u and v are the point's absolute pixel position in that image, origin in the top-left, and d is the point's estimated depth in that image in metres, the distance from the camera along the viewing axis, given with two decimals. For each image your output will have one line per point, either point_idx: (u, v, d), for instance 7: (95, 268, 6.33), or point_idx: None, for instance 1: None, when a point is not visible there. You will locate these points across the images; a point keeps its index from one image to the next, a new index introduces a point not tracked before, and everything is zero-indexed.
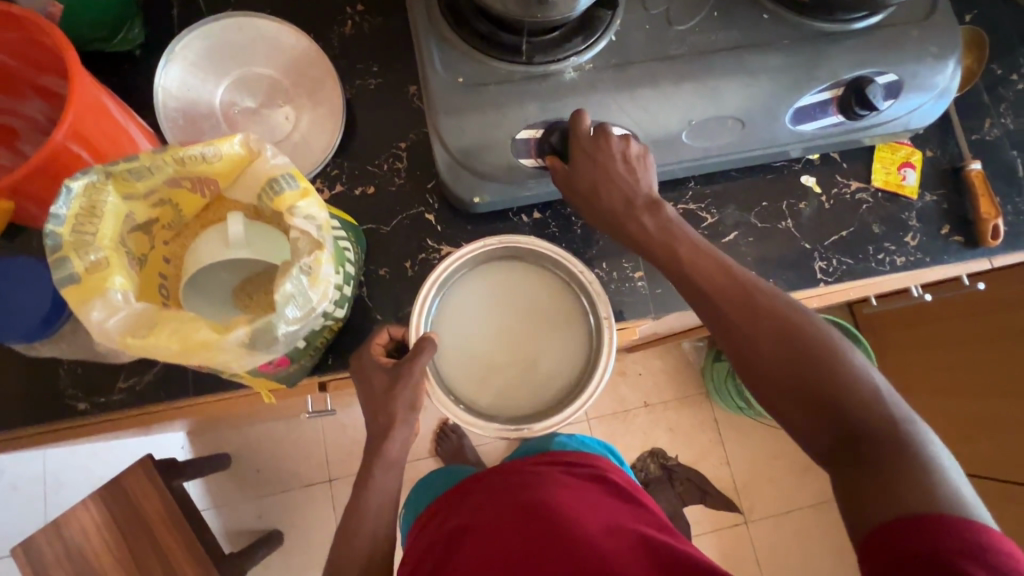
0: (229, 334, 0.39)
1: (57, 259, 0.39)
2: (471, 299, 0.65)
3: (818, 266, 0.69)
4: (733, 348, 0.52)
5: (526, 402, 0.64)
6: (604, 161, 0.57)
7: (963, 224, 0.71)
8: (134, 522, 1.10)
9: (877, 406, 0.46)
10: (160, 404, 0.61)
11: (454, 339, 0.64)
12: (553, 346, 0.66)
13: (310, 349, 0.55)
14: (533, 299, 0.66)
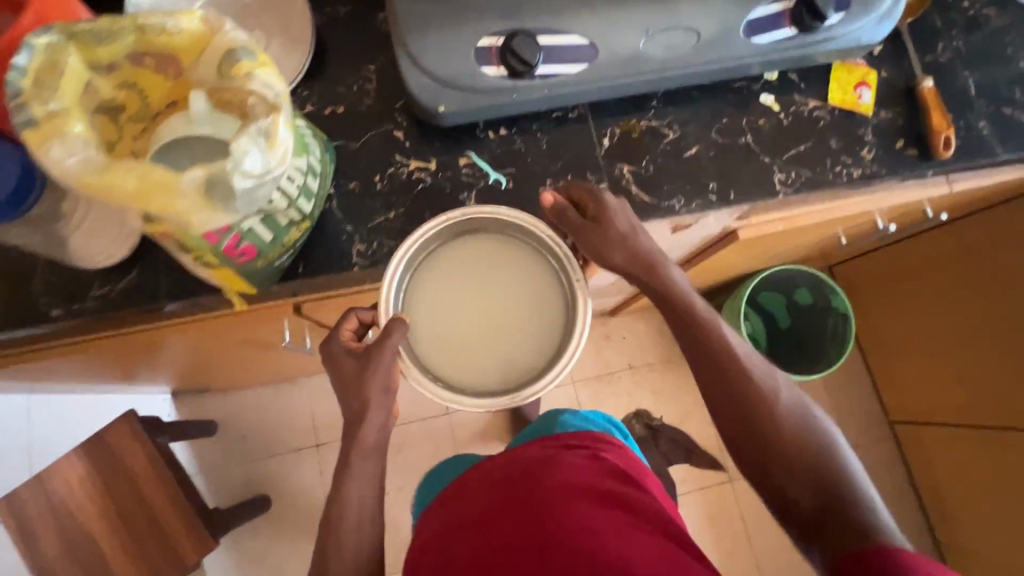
0: (183, 174, 0.39)
1: (17, 102, 0.41)
2: (440, 277, 0.66)
3: (778, 178, 0.71)
4: (737, 412, 0.61)
5: (505, 377, 0.65)
6: (612, 222, 0.62)
7: (918, 138, 0.73)
8: (120, 476, 1.11)
9: (844, 480, 0.58)
10: (134, 312, 0.63)
11: (430, 322, 0.66)
12: (526, 317, 0.66)
13: (278, 247, 0.56)
14: (504, 271, 0.67)
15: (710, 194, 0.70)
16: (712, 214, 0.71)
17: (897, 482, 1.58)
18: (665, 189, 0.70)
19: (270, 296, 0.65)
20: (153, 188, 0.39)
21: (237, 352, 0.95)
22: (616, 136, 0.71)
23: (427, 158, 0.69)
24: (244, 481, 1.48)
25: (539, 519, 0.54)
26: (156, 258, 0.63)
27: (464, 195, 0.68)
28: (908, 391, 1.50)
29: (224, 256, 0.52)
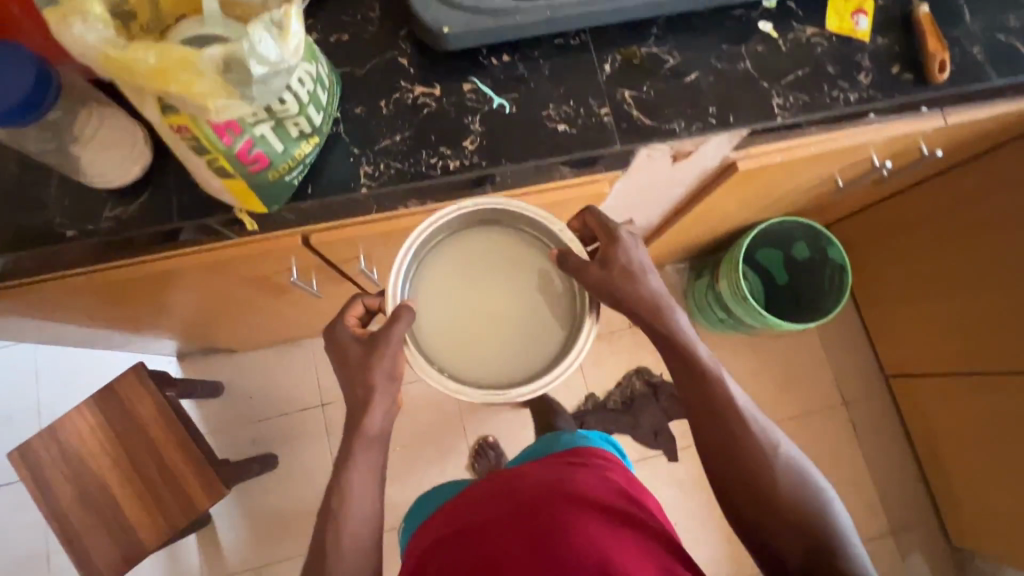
0: (201, 50, 0.40)
1: None
2: (453, 270, 0.72)
3: (776, 102, 0.73)
4: (729, 456, 0.66)
5: (505, 375, 0.69)
6: (629, 266, 0.66)
7: (913, 63, 0.75)
8: (130, 425, 1.13)
9: (834, 536, 0.62)
10: (145, 233, 0.64)
11: (439, 314, 0.71)
12: (532, 317, 0.72)
13: (287, 160, 0.57)
14: (517, 271, 0.73)
15: (710, 117, 0.71)
16: (711, 139, 0.73)
17: (892, 435, 1.61)
18: (666, 112, 0.71)
19: (278, 215, 0.67)
20: (173, 64, 0.40)
21: (245, 297, 0.97)
22: (617, 63, 0.72)
23: (431, 84, 0.70)
24: (250, 440, 1.50)
25: (544, 522, 0.60)
26: (166, 181, 0.64)
27: (468, 119, 0.69)
28: (903, 345, 1.53)
29: (235, 160, 0.52)
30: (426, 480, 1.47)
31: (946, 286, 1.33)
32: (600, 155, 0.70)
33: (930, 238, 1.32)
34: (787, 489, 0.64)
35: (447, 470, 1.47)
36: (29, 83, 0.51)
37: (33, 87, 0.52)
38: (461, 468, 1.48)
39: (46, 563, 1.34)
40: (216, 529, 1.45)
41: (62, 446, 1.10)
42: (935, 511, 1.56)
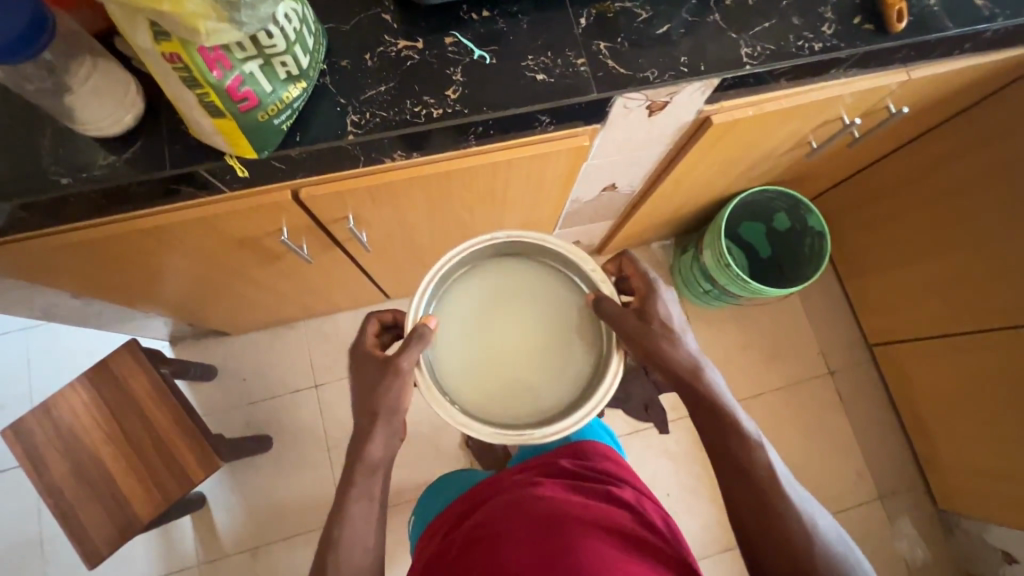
0: None
1: None
2: (478, 303, 0.83)
3: (744, 52, 0.76)
4: (762, 522, 0.64)
5: (529, 407, 0.78)
6: (665, 321, 0.73)
7: (874, 14, 0.79)
8: (124, 401, 1.14)
9: None
10: (139, 180, 0.66)
11: (464, 344, 0.81)
12: (546, 364, 0.81)
13: (275, 101, 0.59)
14: (538, 304, 0.83)
15: (682, 67, 0.75)
16: (683, 87, 0.76)
17: (877, 403, 1.65)
18: (639, 62, 0.74)
19: (268, 163, 0.69)
20: None
21: (236, 265, 0.99)
22: (592, 17, 0.75)
23: (414, 38, 0.72)
24: (245, 422, 1.51)
25: (550, 534, 0.63)
26: (159, 131, 0.67)
27: (450, 70, 0.72)
28: (884, 313, 1.57)
29: (224, 96, 0.54)
30: (421, 456, 1.48)
31: (924, 251, 1.38)
32: (579, 104, 0.73)
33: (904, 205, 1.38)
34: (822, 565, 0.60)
35: (442, 447, 1.49)
36: (23, 23, 0.52)
37: (29, 26, 0.53)
38: (456, 444, 1.49)
39: (41, 549, 1.33)
40: (212, 511, 1.45)
41: (57, 423, 1.11)
42: (921, 476, 1.60)
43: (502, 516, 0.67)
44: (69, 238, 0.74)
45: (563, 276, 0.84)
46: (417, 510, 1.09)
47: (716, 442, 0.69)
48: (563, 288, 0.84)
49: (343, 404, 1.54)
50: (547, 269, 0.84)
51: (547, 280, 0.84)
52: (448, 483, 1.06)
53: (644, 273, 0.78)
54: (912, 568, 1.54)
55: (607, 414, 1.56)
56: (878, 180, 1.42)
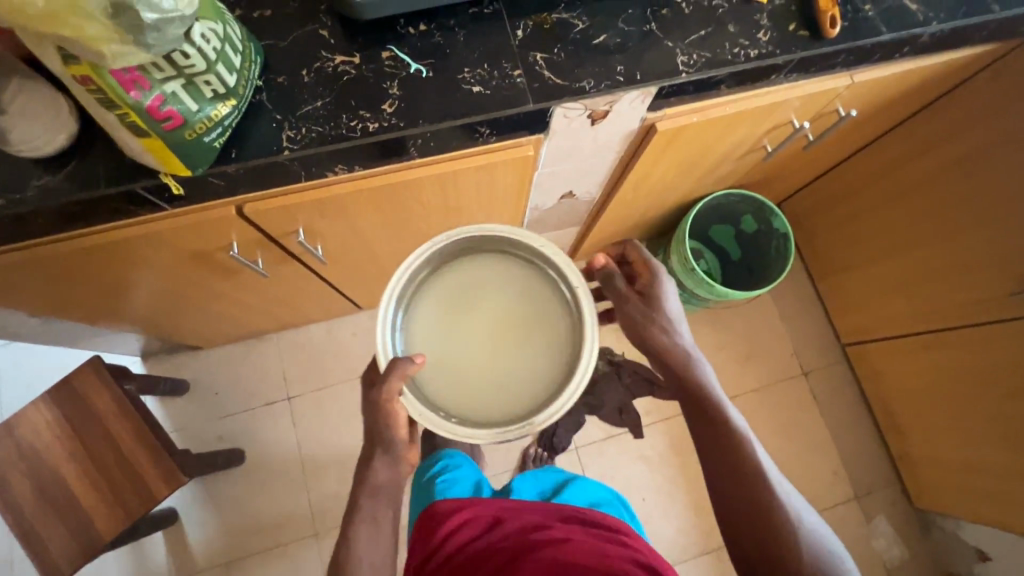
0: None
1: None
2: (444, 311, 0.81)
3: (680, 60, 0.77)
4: (716, 438, 0.71)
5: (526, 384, 0.78)
6: (664, 312, 0.81)
7: (808, 21, 0.80)
8: (87, 418, 1.13)
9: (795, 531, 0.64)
10: (76, 200, 0.66)
11: (442, 360, 0.80)
12: (530, 344, 0.80)
13: (203, 118, 0.59)
14: (500, 289, 0.82)
15: (618, 76, 0.75)
16: (620, 96, 0.77)
17: (852, 402, 1.65)
18: (576, 72, 0.75)
19: (207, 181, 0.69)
20: (64, 14, 0.42)
21: (194, 280, 0.99)
22: (529, 28, 0.76)
23: (351, 53, 0.73)
24: (218, 437, 1.50)
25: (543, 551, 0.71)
26: (97, 150, 0.67)
27: (387, 84, 0.72)
28: (855, 313, 1.58)
29: (147, 116, 0.55)
30: None
31: (893, 250, 1.38)
32: (514, 114, 0.74)
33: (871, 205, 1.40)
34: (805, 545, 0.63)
35: None
36: None
37: None
38: None
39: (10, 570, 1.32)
40: (186, 526, 1.45)
41: (19, 441, 1.10)
42: (897, 474, 1.60)
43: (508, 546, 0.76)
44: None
45: (514, 254, 0.83)
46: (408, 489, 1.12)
47: (698, 420, 0.73)
48: (517, 265, 0.83)
49: (316, 415, 1.54)
50: (497, 252, 0.83)
51: (499, 264, 0.83)
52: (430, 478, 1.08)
53: (647, 259, 0.86)
54: (889, 567, 1.54)
55: (582, 419, 1.56)
56: (848, 181, 1.44)
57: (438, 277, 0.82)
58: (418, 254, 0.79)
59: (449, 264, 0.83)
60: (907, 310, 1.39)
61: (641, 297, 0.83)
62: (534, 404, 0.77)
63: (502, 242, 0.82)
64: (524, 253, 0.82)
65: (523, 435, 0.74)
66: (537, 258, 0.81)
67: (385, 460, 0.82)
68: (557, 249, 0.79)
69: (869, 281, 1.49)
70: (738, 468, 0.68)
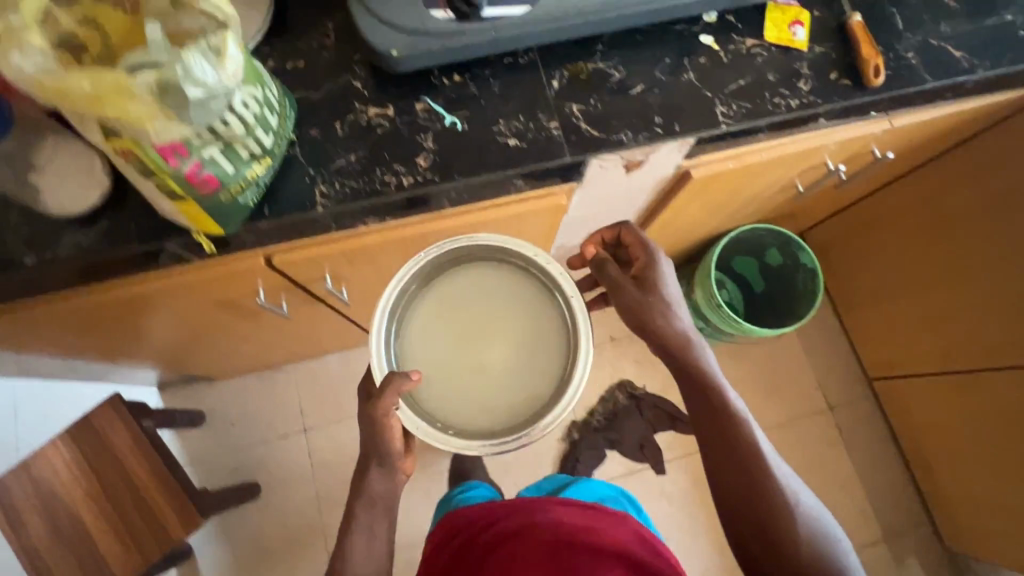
0: (134, 76, 0.41)
1: None
2: (436, 322, 0.78)
3: (720, 110, 0.75)
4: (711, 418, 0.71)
5: (524, 390, 0.75)
6: (666, 298, 0.73)
7: (850, 69, 0.78)
8: (105, 458, 1.12)
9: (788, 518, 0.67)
10: (106, 257, 0.65)
11: (436, 373, 0.76)
12: (526, 350, 0.77)
13: (239, 179, 0.58)
14: (492, 298, 0.79)
15: (656, 127, 0.74)
16: (657, 147, 0.75)
17: (879, 438, 1.60)
18: (613, 124, 0.73)
19: (237, 238, 0.68)
20: (108, 92, 0.41)
21: (217, 321, 0.98)
22: (564, 79, 0.75)
23: (385, 105, 0.72)
24: (233, 469, 1.48)
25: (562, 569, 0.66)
26: (127, 205, 0.66)
27: (421, 137, 0.71)
28: (883, 347, 1.54)
29: (184, 182, 0.54)
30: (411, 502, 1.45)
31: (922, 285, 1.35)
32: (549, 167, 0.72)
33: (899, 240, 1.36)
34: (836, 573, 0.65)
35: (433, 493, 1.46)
36: None
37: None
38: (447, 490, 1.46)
39: None
40: None
41: None
42: (927, 514, 1.55)
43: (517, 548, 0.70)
44: (15, 318, 0.71)
45: (504, 262, 0.79)
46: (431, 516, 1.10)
47: (695, 404, 0.73)
48: (508, 272, 0.79)
49: (332, 448, 1.52)
50: (487, 260, 0.80)
51: (489, 273, 0.80)
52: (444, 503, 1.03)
53: (645, 241, 0.77)
54: None
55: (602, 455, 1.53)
56: (872, 212, 1.40)
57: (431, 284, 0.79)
58: (411, 265, 0.75)
59: (439, 273, 0.79)
60: (936, 348, 1.36)
61: (638, 283, 0.75)
62: (531, 414, 0.73)
63: (492, 251, 0.79)
64: (515, 261, 0.79)
65: (521, 446, 0.70)
66: (529, 265, 0.78)
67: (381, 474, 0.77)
68: (547, 256, 0.76)
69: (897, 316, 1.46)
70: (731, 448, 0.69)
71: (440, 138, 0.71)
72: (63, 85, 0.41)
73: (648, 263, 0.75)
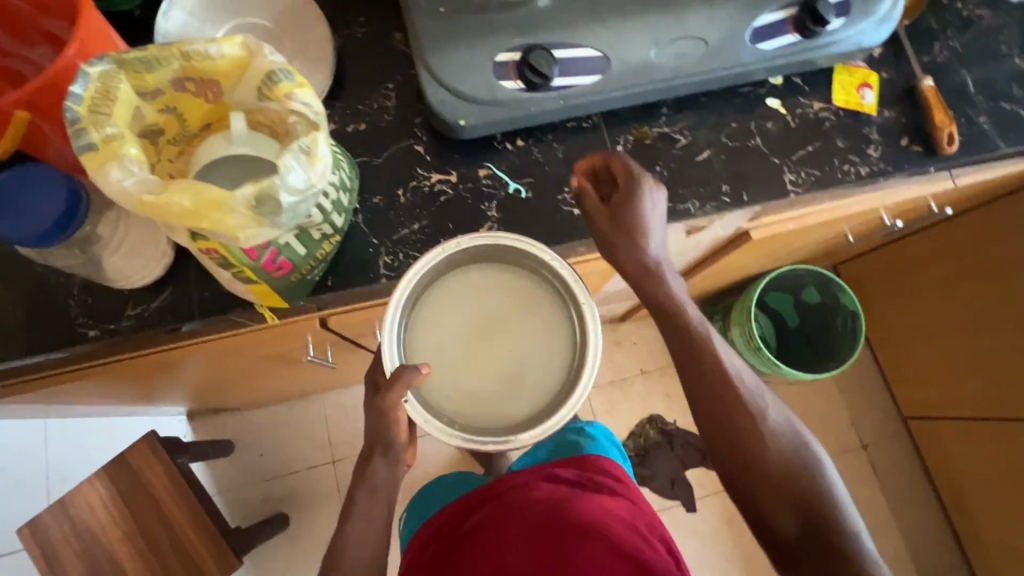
0: (237, 191, 0.40)
1: (76, 128, 0.40)
2: (438, 321, 0.66)
3: (788, 177, 0.74)
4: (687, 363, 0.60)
5: (529, 397, 0.65)
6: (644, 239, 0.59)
7: (920, 135, 0.76)
8: (142, 499, 1.11)
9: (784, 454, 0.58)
10: (167, 329, 0.64)
11: (437, 371, 0.65)
12: (537, 353, 0.66)
13: (311, 259, 0.57)
14: (499, 301, 0.67)
15: (723, 196, 0.72)
16: (724, 216, 0.74)
17: (914, 478, 1.57)
18: (680, 192, 0.72)
19: (300, 309, 0.67)
20: (207, 207, 0.40)
21: (260, 368, 0.96)
22: (629, 143, 0.74)
23: (447, 170, 0.71)
24: (261, 500, 1.47)
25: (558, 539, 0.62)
26: (190, 275, 0.64)
27: (485, 205, 0.70)
28: (918, 388, 1.51)
29: (260, 269, 0.53)
30: None
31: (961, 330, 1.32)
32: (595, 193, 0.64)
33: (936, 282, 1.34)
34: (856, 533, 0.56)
35: None
36: (57, 211, 0.51)
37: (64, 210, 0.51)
38: None
39: None
40: None
41: (73, 520, 1.08)
42: (963, 557, 1.52)
43: (506, 522, 0.65)
44: (69, 385, 0.70)
45: (514, 263, 0.68)
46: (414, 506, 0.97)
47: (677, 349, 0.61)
48: (518, 274, 0.68)
49: None
50: (498, 261, 0.68)
51: (499, 273, 0.68)
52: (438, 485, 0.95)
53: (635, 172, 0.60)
54: None
55: None
56: (910, 257, 1.36)
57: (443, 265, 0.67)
58: (415, 264, 0.63)
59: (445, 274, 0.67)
60: (975, 394, 1.34)
61: (612, 228, 0.59)
62: (529, 421, 0.63)
63: (501, 252, 0.67)
64: (526, 263, 0.67)
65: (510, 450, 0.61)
66: (542, 268, 0.67)
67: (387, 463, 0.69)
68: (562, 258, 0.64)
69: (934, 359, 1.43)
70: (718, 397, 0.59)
71: (505, 207, 0.70)
72: (165, 201, 0.40)
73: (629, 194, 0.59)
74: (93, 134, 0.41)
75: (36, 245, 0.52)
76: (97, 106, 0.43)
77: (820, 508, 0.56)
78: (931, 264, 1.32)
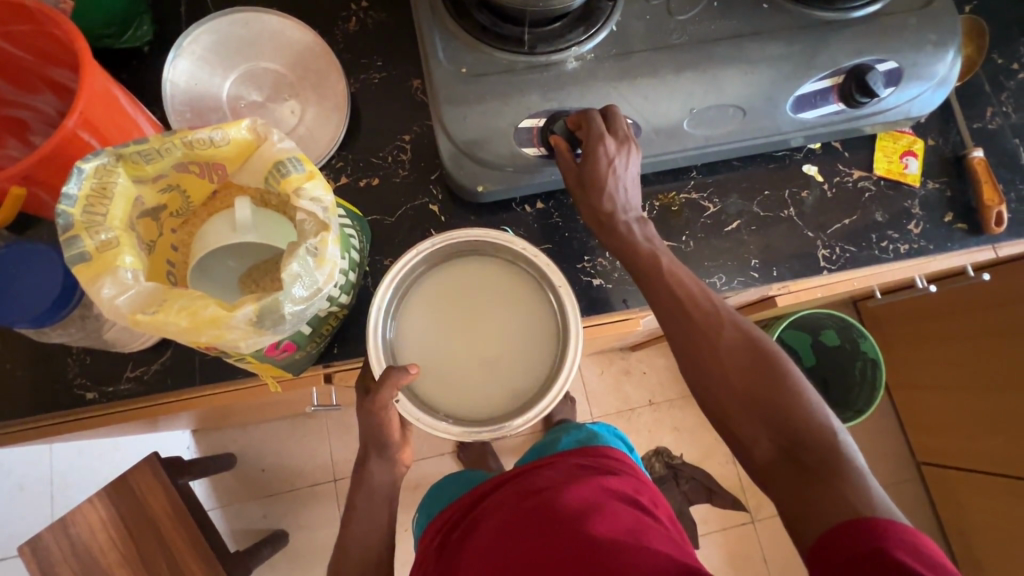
0: (237, 311, 0.41)
1: (68, 238, 0.42)
2: (421, 318, 0.64)
3: (821, 254, 0.70)
4: (653, 272, 0.58)
5: (517, 383, 0.62)
6: (607, 179, 0.58)
7: (966, 211, 0.71)
8: (141, 527, 0.92)
9: (747, 353, 0.54)
10: (167, 392, 0.62)
11: (425, 368, 0.63)
12: (521, 336, 0.64)
13: (316, 336, 0.55)
14: (478, 293, 0.65)
15: (752, 271, 0.69)
16: (751, 290, 0.70)
17: None
18: (706, 265, 0.69)
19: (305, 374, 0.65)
20: (204, 324, 0.41)
21: (262, 408, 0.93)
22: (654, 210, 0.70)
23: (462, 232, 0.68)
24: (259, 516, 1.44)
25: None
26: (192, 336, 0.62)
27: None
28: (926, 435, 1.44)
29: (264, 355, 0.51)
30: None
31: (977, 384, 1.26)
32: (605, 244, 0.61)
33: (952, 336, 1.28)
34: (837, 440, 0.50)
35: None
36: (57, 291, 0.52)
37: (64, 292, 0.52)
38: None
39: None
40: None
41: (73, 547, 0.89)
42: None
43: (485, 521, 0.60)
44: (57, 436, 0.67)
45: (488, 256, 0.66)
46: (422, 504, 0.92)
47: (653, 275, 0.58)
48: (494, 265, 0.65)
49: None
50: (473, 251, 0.65)
51: (474, 267, 0.65)
52: (440, 487, 0.90)
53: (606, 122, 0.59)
54: None
55: None
56: (919, 306, 1.33)
57: (429, 257, 0.64)
58: (389, 273, 0.60)
59: (424, 274, 0.64)
60: (987, 449, 1.27)
61: (576, 188, 0.60)
62: (522, 406, 0.61)
63: (473, 244, 0.64)
64: (500, 254, 0.65)
65: (505, 436, 0.59)
66: (516, 258, 0.65)
67: (381, 520, 0.66)
68: (535, 250, 0.62)
69: (943, 410, 1.37)
70: (690, 315, 0.56)
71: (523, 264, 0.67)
72: (162, 318, 0.41)
73: (593, 138, 0.58)
74: (86, 239, 0.43)
75: (34, 324, 0.52)
76: (91, 205, 0.43)
77: (789, 415, 0.51)
78: (948, 318, 1.27)
